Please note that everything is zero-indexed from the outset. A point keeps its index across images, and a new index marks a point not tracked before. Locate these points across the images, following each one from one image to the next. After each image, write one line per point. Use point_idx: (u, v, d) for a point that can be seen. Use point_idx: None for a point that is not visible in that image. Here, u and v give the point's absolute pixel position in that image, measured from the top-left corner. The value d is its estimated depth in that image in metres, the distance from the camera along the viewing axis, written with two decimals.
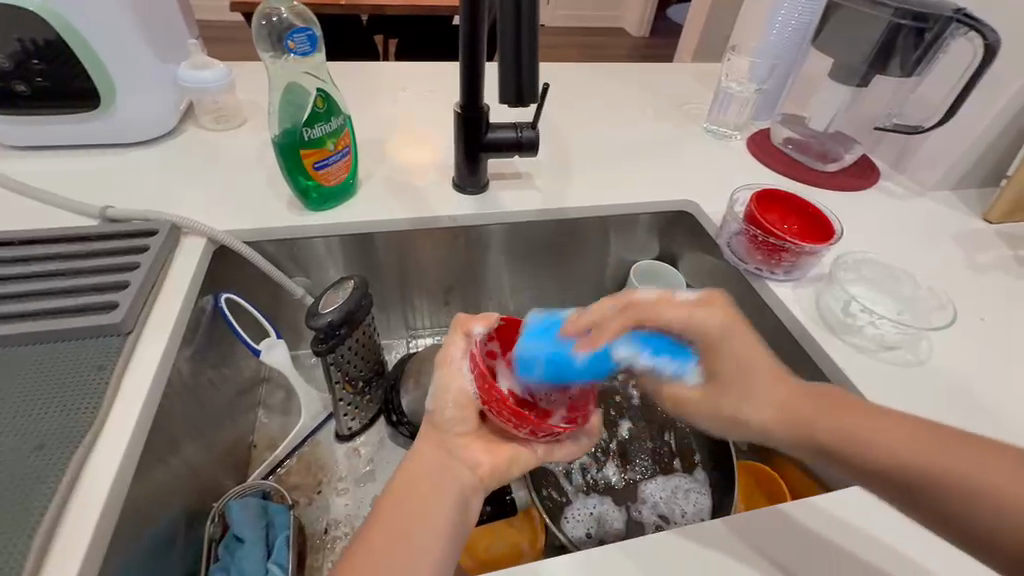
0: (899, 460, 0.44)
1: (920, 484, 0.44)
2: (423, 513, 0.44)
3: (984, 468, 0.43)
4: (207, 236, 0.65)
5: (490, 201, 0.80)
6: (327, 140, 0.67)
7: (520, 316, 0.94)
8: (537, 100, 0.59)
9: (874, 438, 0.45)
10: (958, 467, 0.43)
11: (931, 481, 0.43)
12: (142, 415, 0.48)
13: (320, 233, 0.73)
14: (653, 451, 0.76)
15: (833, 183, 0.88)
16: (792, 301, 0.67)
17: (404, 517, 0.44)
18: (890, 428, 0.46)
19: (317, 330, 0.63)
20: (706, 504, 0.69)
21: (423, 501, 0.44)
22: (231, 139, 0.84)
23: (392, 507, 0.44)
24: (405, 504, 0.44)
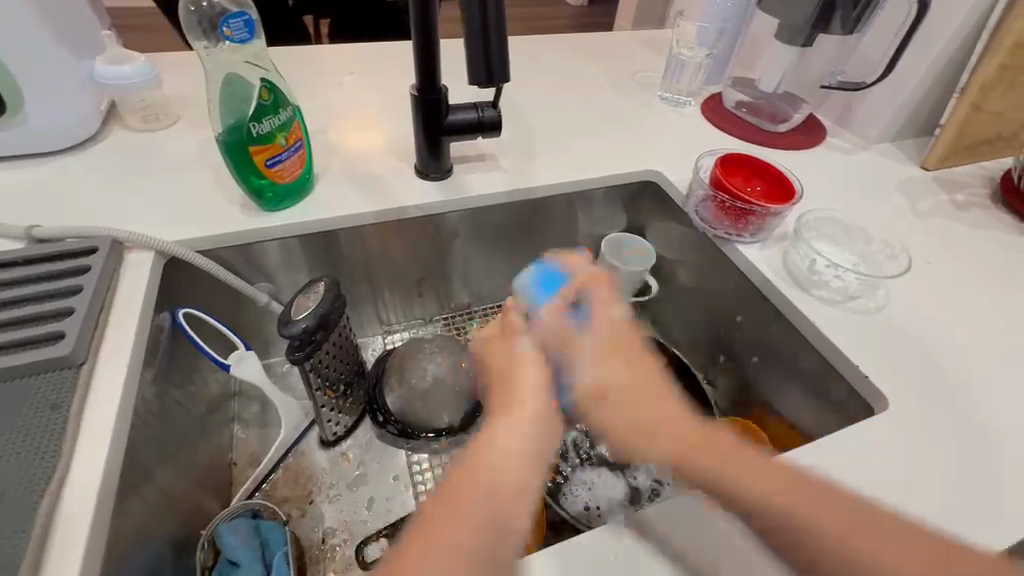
0: (746, 488, 0.41)
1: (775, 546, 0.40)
2: (506, 497, 0.39)
3: (813, 506, 0.40)
4: (155, 249, 0.60)
5: (456, 186, 0.77)
6: (277, 135, 0.62)
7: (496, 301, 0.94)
8: (510, 79, 0.57)
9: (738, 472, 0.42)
10: (813, 519, 0.40)
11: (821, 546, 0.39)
12: (113, 450, 0.44)
13: (280, 234, 0.69)
14: None
15: (785, 143, 0.91)
16: (761, 262, 0.69)
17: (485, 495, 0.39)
18: (789, 487, 0.41)
19: (293, 338, 0.59)
20: None
21: (511, 479, 0.40)
22: (165, 139, 0.77)
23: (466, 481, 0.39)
24: (484, 478, 0.40)
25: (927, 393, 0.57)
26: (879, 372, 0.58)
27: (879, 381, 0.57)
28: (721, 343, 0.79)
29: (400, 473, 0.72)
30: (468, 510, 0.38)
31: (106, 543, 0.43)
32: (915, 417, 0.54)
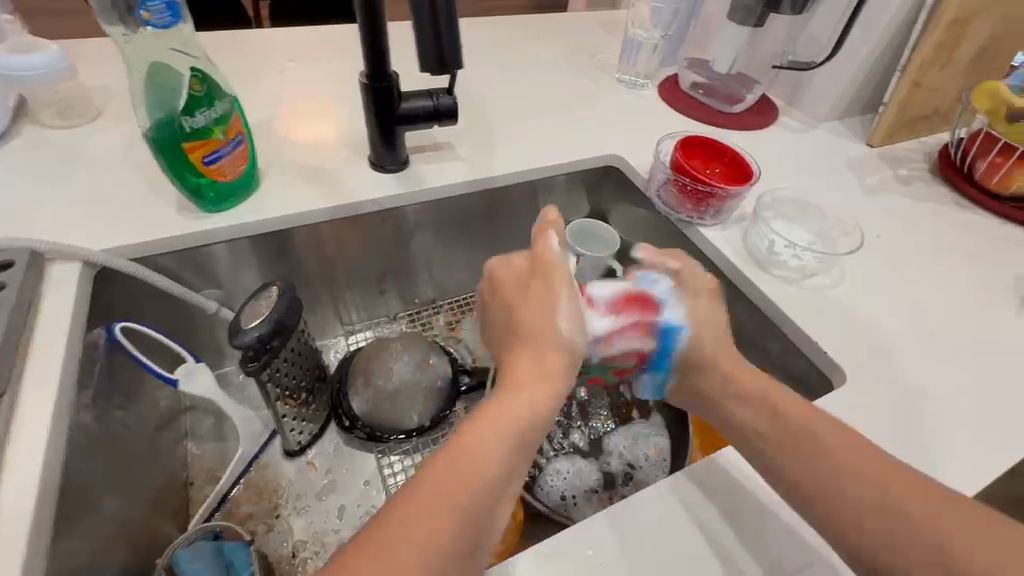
0: (869, 500, 0.40)
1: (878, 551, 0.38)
2: (486, 470, 0.39)
3: (932, 515, 0.38)
4: (81, 259, 0.54)
5: (413, 178, 0.74)
6: (215, 129, 0.57)
7: (462, 294, 0.92)
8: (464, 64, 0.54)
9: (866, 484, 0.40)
10: (936, 528, 0.38)
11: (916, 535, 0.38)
12: (44, 485, 0.40)
13: (225, 236, 0.64)
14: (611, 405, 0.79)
15: (740, 124, 0.92)
16: (722, 244, 0.70)
17: (466, 469, 0.38)
18: (914, 490, 0.40)
19: (246, 348, 0.56)
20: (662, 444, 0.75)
21: (493, 456, 0.39)
22: (87, 136, 0.70)
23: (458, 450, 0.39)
24: (471, 451, 0.39)
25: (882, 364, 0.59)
26: (837, 346, 0.60)
27: (838, 355, 0.59)
28: None
29: (371, 477, 0.70)
30: (450, 477, 0.37)
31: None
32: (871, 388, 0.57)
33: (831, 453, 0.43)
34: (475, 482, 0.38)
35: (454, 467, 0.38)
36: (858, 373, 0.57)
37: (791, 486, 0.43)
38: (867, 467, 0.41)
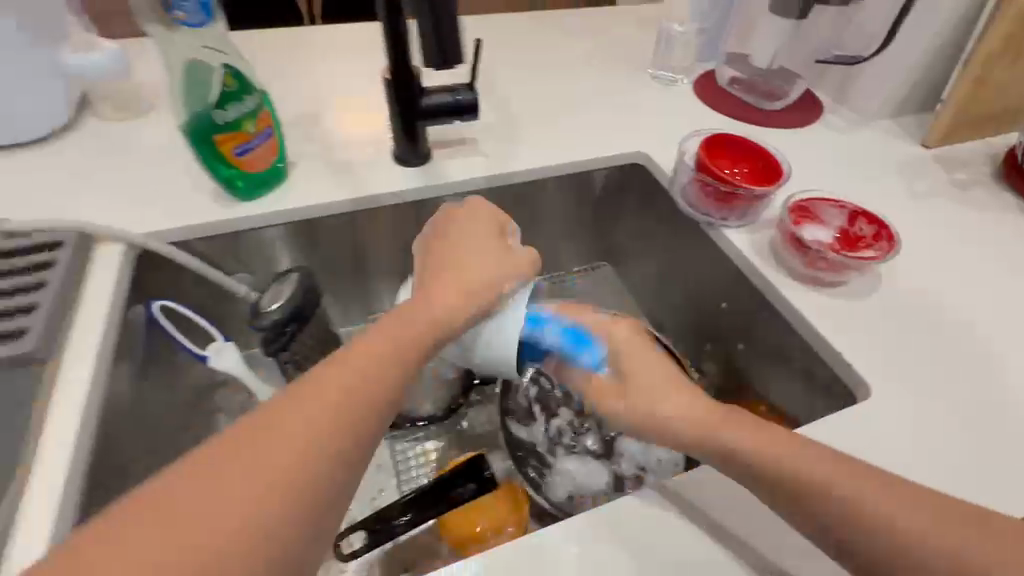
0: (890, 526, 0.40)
1: (821, 507, 0.41)
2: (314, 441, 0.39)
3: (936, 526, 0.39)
4: (125, 242, 0.59)
5: (436, 173, 0.74)
6: (244, 122, 0.60)
7: None
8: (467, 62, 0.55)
9: (875, 511, 0.40)
10: (903, 527, 0.40)
11: (857, 513, 0.40)
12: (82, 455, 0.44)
13: (257, 223, 0.67)
14: None
15: (780, 122, 0.88)
16: (748, 247, 0.67)
17: (298, 425, 0.39)
18: (903, 496, 0.41)
19: (265, 331, 0.59)
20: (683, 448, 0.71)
21: (331, 426, 0.40)
22: (135, 129, 0.76)
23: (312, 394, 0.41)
24: (304, 415, 0.39)
25: (916, 383, 0.55)
26: (865, 361, 0.57)
27: (863, 370, 0.56)
28: (707, 331, 0.77)
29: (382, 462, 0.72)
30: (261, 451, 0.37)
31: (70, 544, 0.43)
32: (900, 409, 0.53)
33: (818, 484, 0.42)
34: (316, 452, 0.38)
35: (257, 448, 0.37)
36: (884, 391, 0.54)
37: (784, 491, 0.43)
38: (861, 497, 0.41)
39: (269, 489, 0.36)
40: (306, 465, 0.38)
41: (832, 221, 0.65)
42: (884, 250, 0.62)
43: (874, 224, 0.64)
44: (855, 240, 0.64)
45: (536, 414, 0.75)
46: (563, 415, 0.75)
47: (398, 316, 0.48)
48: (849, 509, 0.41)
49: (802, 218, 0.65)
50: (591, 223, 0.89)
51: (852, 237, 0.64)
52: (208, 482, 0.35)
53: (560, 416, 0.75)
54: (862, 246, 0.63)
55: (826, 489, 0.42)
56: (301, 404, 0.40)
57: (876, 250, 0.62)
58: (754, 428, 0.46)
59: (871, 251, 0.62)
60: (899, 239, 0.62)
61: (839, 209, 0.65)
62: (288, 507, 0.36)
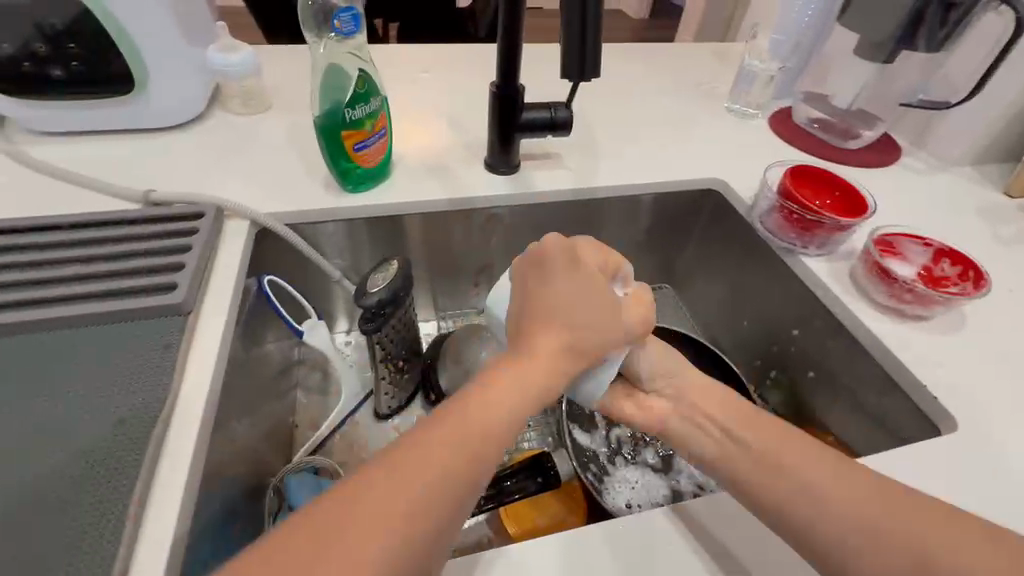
0: (808, 493, 0.45)
1: (853, 532, 0.43)
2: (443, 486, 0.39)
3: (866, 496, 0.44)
4: (250, 219, 0.66)
5: (522, 182, 0.79)
6: (366, 122, 0.66)
7: None
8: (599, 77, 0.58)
9: (797, 470, 0.47)
10: (832, 494, 0.44)
11: (886, 532, 0.42)
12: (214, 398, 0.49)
13: (362, 214, 0.73)
14: None
15: (857, 160, 0.89)
16: (827, 275, 0.68)
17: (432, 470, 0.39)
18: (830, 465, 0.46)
19: (365, 310, 0.63)
20: None
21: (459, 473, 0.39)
22: (257, 124, 0.84)
23: (436, 436, 0.40)
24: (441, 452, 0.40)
25: (1004, 423, 0.54)
26: (950, 396, 0.56)
27: (948, 405, 0.55)
28: (773, 358, 0.77)
29: None
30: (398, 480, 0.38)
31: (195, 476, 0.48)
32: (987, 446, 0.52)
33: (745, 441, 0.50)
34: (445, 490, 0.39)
35: (386, 486, 0.37)
36: (970, 427, 0.54)
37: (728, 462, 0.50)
38: (794, 465, 0.47)
39: (404, 521, 0.36)
40: (436, 506, 0.38)
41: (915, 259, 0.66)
42: (971, 290, 0.61)
43: (961, 265, 0.64)
44: (940, 278, 0.64)
45: (597, 421, 0.77)
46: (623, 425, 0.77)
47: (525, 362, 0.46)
48: (787, 475, 0.47)
49: (886, 250, 0.65)
50: (660, 243, 0.91)
51: (935, 275, 0.64)
52: (336, 508, 0.36)
53: (621, 426, 0.77)
54: (947, 284, 0.63)
55: (768, 461, 0.48)
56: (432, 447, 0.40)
57: (964, 290, 0.61)
58: (777, 437, 0.50)
59: (957, 289, 0.62)
60: (989, 278, 0.61)
61: (925, 246, 0.66)
62: (400, 542, 0.36)
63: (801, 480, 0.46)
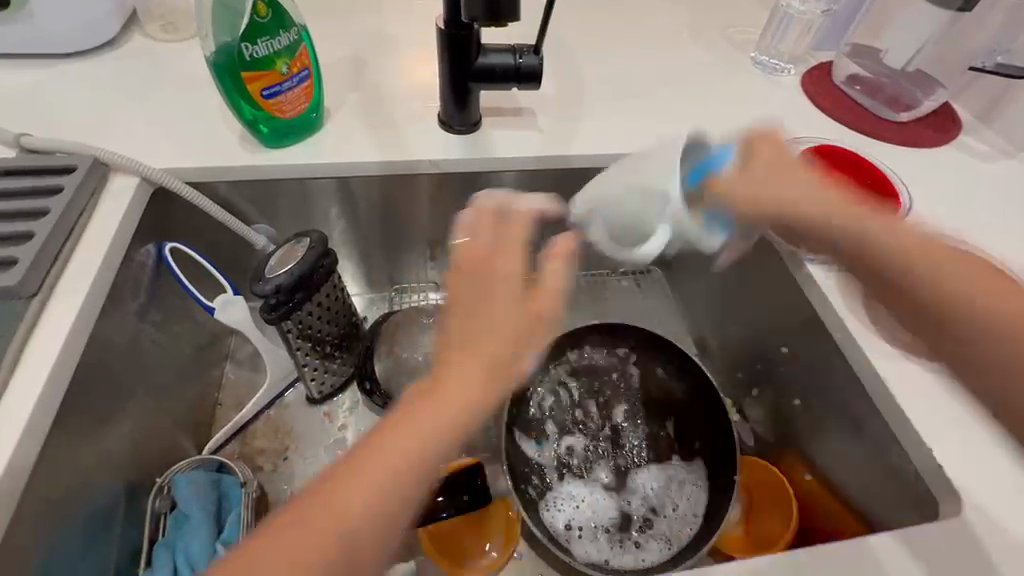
0: (935, 279, 0.42)
1: (934, 293, 0.42)
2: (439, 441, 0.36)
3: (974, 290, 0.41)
4: (138, 174, 0.55)
5: (481, 145, 0.66)
6: (277, 61, 0.55)
7: None
8: (520, 20, 0.48)
9: (965, 285, 0.41)
10: (997, 306, 0.41)
11: (953, 300, 0.41)
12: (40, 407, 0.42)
13: (283, 173, 0.62)
14: (649, 438, 0.69)
15: (901, 137, 0.72)
16: (833, 289, 0.55)
17: (392, 475, 0.35)
18: (995, 288, 0.42)
19: (266, 296, 0.54)
20: (700, 497, 0.64)
21: (400, 486, 0.35)
22: (179, 51, 0.71)
23: (420, 405, 0.37)
24: (422, 433, 0.36)
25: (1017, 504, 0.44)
26: (954, 461, 0.45)
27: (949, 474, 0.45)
28: (756, 374, 0.67)
29: None
30: (314, 536, 0.33)
31: (24, 499, 0.42)
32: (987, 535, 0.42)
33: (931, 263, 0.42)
34: (368, 521, 0.34)
35: (291, 539, 0.33)
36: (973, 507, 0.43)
37: (883, 288, 0.44)
38: (946, 283, 0.42)
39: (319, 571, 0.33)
40: (392, 494, 0.35)
41: None
42: None
43: None
44: None
45: (550, 430, 0.68)
46: (577, 433, 0.69)
47: (455, 359, 0.38)
48: (928, 284, 0.42)
49: None
50: None
51: None
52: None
53: (574, 435, 0.69)
54: None
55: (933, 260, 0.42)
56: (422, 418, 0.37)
57: None
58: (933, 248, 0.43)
59: None
60: None
61: (960, 267, 0.52)
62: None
63: (941, 286, 0.42)
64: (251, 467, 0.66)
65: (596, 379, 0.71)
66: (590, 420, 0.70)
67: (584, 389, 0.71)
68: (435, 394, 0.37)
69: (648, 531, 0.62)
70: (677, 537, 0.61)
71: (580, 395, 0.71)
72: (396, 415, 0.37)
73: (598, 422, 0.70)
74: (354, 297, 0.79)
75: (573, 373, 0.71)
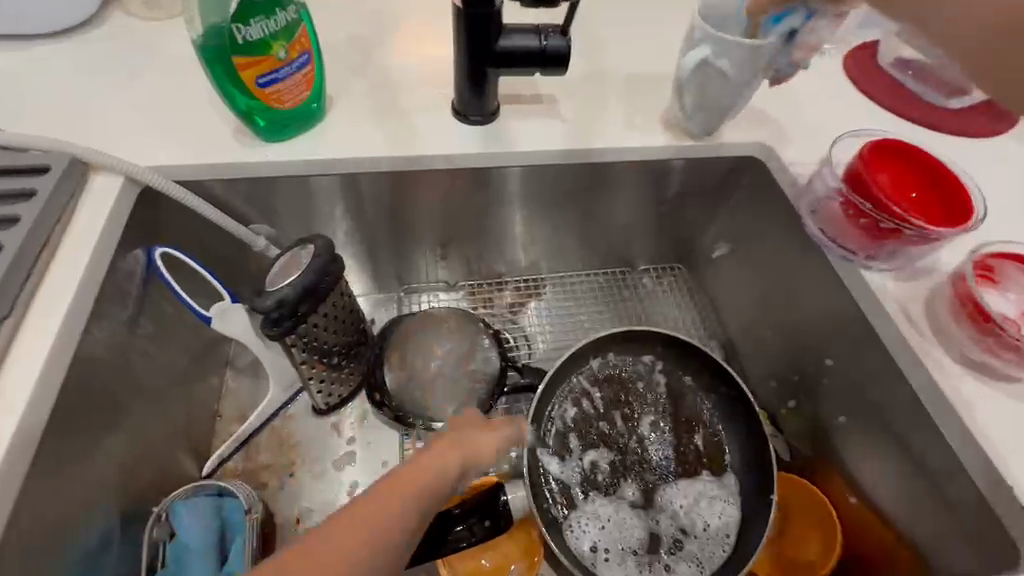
0: None
1: None
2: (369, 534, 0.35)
3: None
4: (123, 174, 0.50)
5: (499, 136, 0.60)
6: (274, 44, 0.49)
7: (535, 273, 0.76)
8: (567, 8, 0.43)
9: None
10: None
11: None
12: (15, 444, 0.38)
13: (283, 170, 0.56)
14: (676, 451, 0.64)
15: (954, 126, 0.64)
16: (891, 300, 0.50)
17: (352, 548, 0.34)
18: None
19: (269, 309, 0.50)
20: (733, 516, 0.59)
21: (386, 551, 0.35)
22: (164, 30, 0.64)
23: (389, 499, 0.36)
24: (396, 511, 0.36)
25: None
26: None
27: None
28: (794, 386, 0.62)
29: (389, 461, 0.64)
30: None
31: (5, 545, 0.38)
32: None
33: None
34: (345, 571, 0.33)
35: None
36: None
37: None
38: None
39: None
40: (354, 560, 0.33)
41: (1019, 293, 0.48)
42: None
43: None
44: None
45: (571, 444, 0.63)
46: (600, 447, 0.63)
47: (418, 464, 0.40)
48: None
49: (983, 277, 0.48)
50: (678, 221, 0.72)
51: None
52: None
53: (598, 449, 0.63)
54: None
55: None
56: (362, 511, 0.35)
57: None
58: None
59: None
60: None
61: None
62: None
63: None
64: (255, 484, 0.62)
65: (619, 388, 0.66)
66: (614, 432, 0.64)
67: (608, 399, 0.65)
68: (403, 486, 0.37)
69: (678, 552, 0.59)
70: (709, 558, 0.58)
71: (604, 405, 0.65)
72: (363, 499, 0.36)
73: (623, 434, 0.64)
74: (360, 298, 0.74)
75: (596, 383, 0.66)
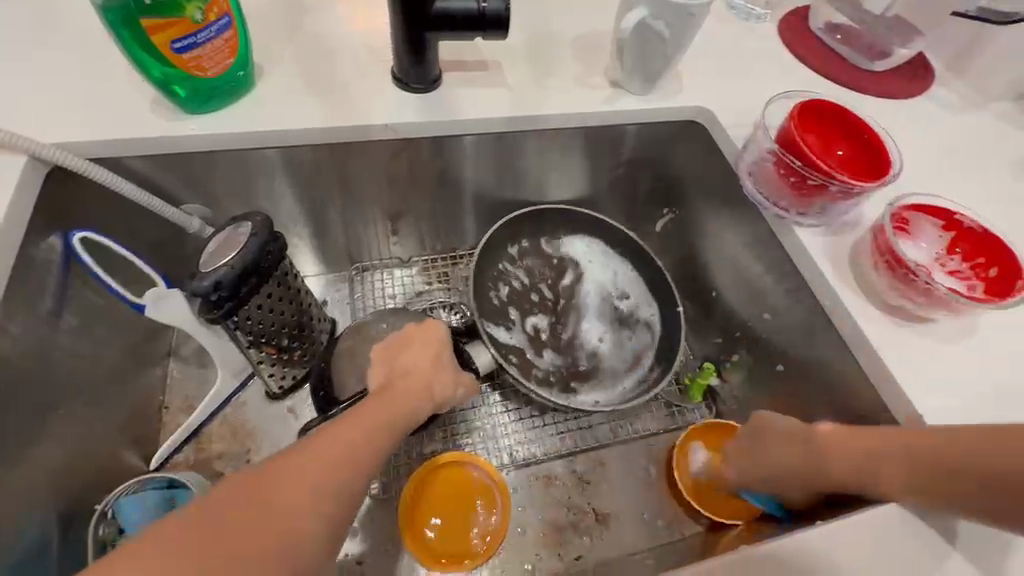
0: None
1: None
2: (354, 470, 0.38)
3: None
4: (27, 153, 0.45)
5: (440, 104, 0.58)
6: (187, 5, 0.45)
7: None
8: None
9: None
10: None
11: None
12: None
13: (211, 145, 0.52)
14: (598, 287, 0.69)
15: (878, 88, 0.67)
16: (821, 255, 0.53)
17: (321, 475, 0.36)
18: None
19: (204, 292, 0.47)
20: (655, 326, 0.67)
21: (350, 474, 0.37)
22: None
23: (352, 432, 0.39)
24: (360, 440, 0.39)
25: None
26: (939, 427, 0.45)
27: None
28: (737, 340, 0.65)
29: None
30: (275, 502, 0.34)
31: None
32: None
33: None
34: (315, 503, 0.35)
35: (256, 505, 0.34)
36: None
37: None
38: None
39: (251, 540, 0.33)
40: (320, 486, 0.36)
41: (930, 242, 0.52)
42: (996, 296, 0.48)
43: (981, 257, 0.51)
44: (954, 268, 0.51)
45: (513, 316, 0.67)
46: (536, 312, 0.68)
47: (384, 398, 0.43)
48: None
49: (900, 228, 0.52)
50: (625, 188, 0.73)
51: (953, 265, 0.51)
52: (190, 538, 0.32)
53: (534, 313, 0.68)
54: (958, 281, 0.51)
55: None
56: (347, 432, 0.39)
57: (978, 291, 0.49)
58: None
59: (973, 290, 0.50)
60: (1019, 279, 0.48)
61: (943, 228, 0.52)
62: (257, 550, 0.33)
63: None
64: (208, 474, 0.60)
65: (540, 262, 0.70)
66: (544, 297, 0.69)
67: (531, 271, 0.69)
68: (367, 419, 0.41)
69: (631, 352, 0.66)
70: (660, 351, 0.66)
71: (530, 277, 0.69)
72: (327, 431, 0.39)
73: (552, 297, 0.69)
74: (312, 279, 0.72)
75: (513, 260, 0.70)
